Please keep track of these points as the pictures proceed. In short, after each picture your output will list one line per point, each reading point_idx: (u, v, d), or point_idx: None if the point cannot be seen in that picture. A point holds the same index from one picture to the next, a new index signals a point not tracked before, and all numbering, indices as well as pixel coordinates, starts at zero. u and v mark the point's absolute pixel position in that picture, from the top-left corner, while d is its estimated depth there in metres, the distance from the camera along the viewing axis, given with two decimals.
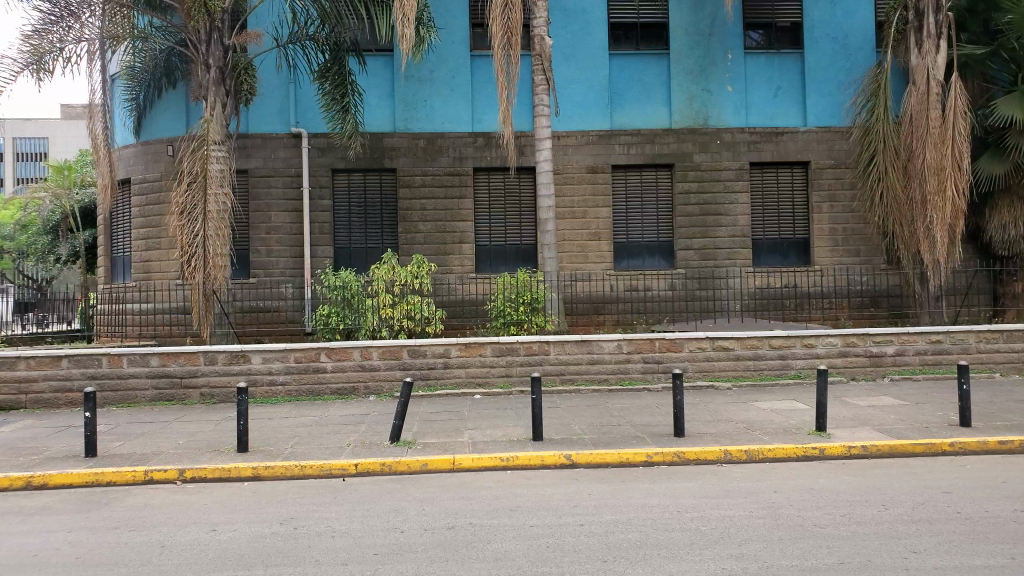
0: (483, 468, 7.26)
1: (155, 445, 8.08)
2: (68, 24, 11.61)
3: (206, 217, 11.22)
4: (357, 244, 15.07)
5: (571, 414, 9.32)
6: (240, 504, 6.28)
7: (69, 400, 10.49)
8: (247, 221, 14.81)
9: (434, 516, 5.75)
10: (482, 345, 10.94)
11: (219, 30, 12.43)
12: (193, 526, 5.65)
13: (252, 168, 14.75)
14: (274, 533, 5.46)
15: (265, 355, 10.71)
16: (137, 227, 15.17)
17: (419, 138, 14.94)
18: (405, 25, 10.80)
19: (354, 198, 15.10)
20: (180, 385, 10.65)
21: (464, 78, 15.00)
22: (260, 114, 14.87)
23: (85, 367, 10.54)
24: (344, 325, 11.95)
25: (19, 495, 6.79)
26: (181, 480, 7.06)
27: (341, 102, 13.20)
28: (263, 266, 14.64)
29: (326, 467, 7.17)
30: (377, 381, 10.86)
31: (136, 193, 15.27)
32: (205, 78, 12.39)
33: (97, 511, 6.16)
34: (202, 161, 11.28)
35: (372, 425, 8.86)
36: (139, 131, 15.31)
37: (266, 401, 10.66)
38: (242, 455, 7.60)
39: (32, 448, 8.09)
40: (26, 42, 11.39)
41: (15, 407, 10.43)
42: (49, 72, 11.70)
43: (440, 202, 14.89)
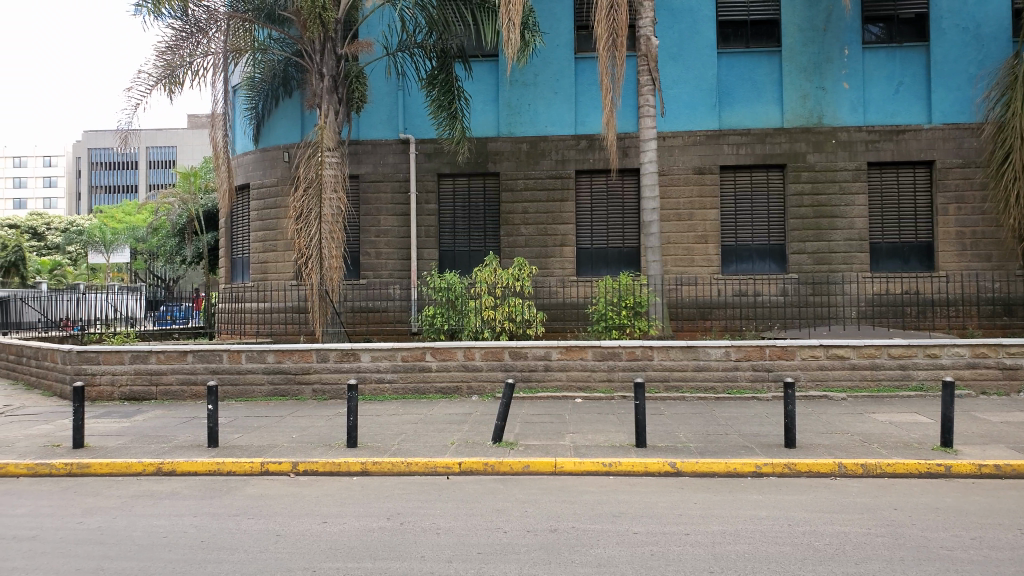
0: (586, 472, 7.22)
1: (271, 438, 8.47)
2: (197, 39, 12.39)
3: (321, 220, 11.68)
4: (461, 247, 15.30)
5: (676, 421, 9.15)
6: (349, 498, 6.50)
7: (194, 392, 11.15)
8: (357, 224, 15.32)
9: (537, 518, 5.76)
10: (583, 348, 10.89)
11: (333, 40, 12.93)
12: (307, 517, 5.89)
13: (363, 173, 15.26)
14: (381, 527, 5.61)
15: (373, 353, 11.05)
16: (256, 230, 15.96)
17: (523, 142, 15.05)
18: (511, 30, 10.89)
19: (459, 202, 15.36)
20: (294, 381, 11.12)
21: (568, 82, 15.01)
22: (371, 121, 15.38)
23: (208, 362, 11.17)
24: (448, 326, 12.16)
25: (151, 480, 7.27)
26: (295, 472, 7.36)
27: (448, 108, 13.48)
28: (372, 268, 15.13)
29: (430, 465, 7.31)
30: (480, 381, 10.99)
31: (255, 198, 16.07)
32: (319, 87, 12.92)
33: (220, 498, 6.51)
34: (317, 166, 11.79)
35: (476, 425, 8.98)
36: (258, 139, 16.12)
37: (374, 398, 10.98)
38: (352, 450, 7.86)
39: (162, 436, 8.66)
40: (160, 58, 12.25)
41: (147, 398, 11.19)
42: (180, 85, 12.54)
43: (543, 206, 14.94)
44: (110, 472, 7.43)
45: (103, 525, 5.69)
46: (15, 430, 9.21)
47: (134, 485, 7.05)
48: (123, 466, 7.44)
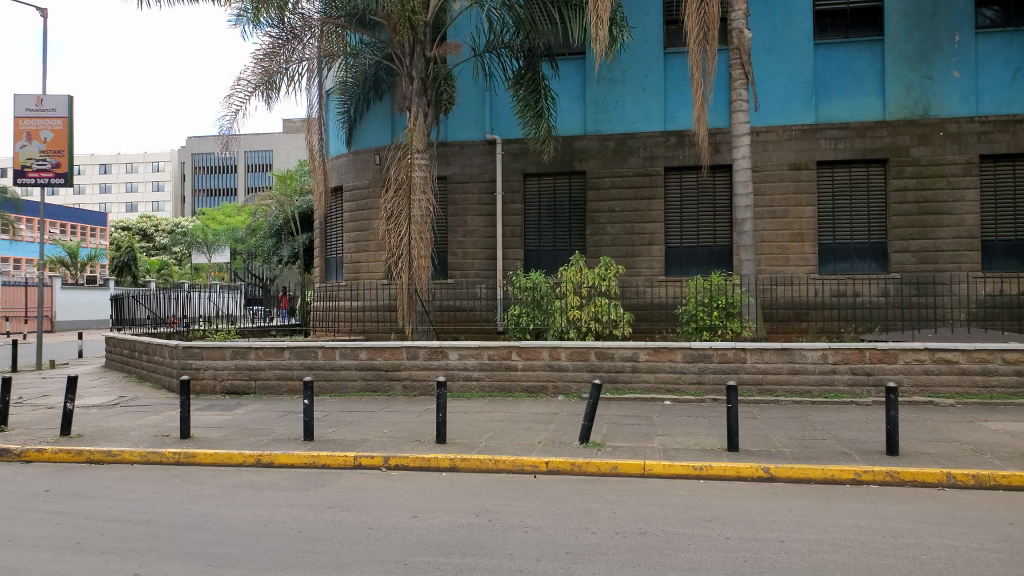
0: (675, 475, 7.10)
1: (363, 433, 8.69)
2: (294, 46, 12.89)
3: (410, 221, 11.90)
4: (547, 247, 15.30)
5: (770, 425, 8.87)
6: (439, 494, 6.59)
7: (290, 387, 11.57)
8: (445, 224, 15.53)
9: (626, 520, 5.70)
10: (672, 349, 10.69)
11: (422, 42, 13.14)
12: (398, 511, 6.00)
13: (450, 174, 15.47)
14: (470, 523, 5.66)
15: (461, 351, 11.20)
16: (349, 230, 16.42)
17: (610, 139, 14.92)
18: (599, 27, 10.82)
19: (545, 202, 15.35)
20: (385, 377, 11.38)
21: (657, 77, 14.80)
22: (459, 122, 15.58)
23: (303, 358, 11.56)
24: (534, 325, 12.20)
25: (251, 470, 7.58)
26: (386, 467, 7.53)
27: (535, 107, 13.54)
28: (459, 267, 15.34)
29: (518, 464, 7.35)
30: (566, 381, 10.95)
31: (347, 200, 16.53)
32: (409, 90, 13.16)
33: (315, 490, 6.73)
34: (406, 168, 12.03)
35: (562, 425, 8.95)
36: (351, 142, 16.56)
37: (461, 396, 11.13)
38: (441, 446, 7.97)
39: (261, 429, 9.01)
40: (259, 65, 12.81)
41: (247, 392, 11.68)
42: (277, 91, 13.06)
43: (630, 204, 14.78)
44: (213, 462, 7.79)
45: (207, 512, 5.96)
46: (129, 420, 9.79)
47: (236, 475, 7.37)
48: (225, 457, 7.79)
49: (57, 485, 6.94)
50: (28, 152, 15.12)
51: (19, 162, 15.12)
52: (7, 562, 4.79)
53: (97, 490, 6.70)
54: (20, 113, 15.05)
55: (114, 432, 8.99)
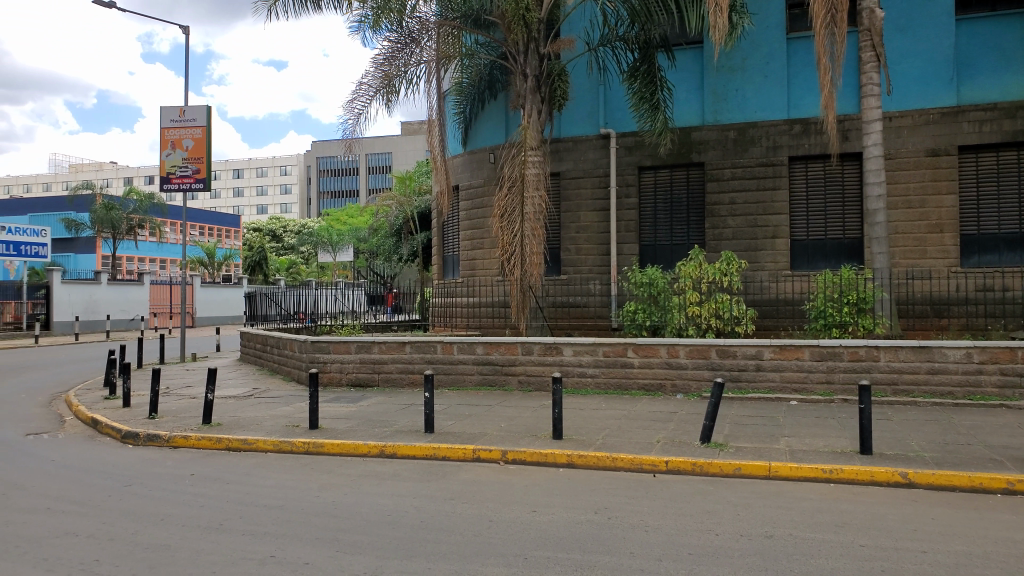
0: (803, 478, 6.80)
1: (481, 427, 8.82)
2: (411, 49, 13.24)
3: (523, 218, 11.94)
4: (663, 241, 14.99)
5: (907, 427, 8.35)
6: (557, 490, 6.59)
7: (411, 380, 11.91)
8: (558, 221, 15.53)
9: (751, 523, 5.50)
10: (799, 348, 10.26)
11: (536, 40, 13.16)
12: (517, 505, 6.04)
13: (564, 170, 15.44)
14: (590, 520, 5.63)
15: (576, 348, 11.16)
16: (464, 229, 16.70)
17: (730, 129, 14.45)
18: (717, 15, 10.49)
19: (661, 196, 15.06)
20: (501, 372, 11.50)
21: (780, 63, 14.23)
22: (573, 117, 15.53)
23: (424, 353, 11.88)
24: (651, 322, 12.02)
25: (375, 460, 7.85)
26: (504, 461, 7.61)
27: (651, 100, 13.34)
28: (573, 264, 15.28)
29: (637, 462, 7.24)
30: (685, 380, 10.70)
31: (464, 199, 16.80)
32: (523, 87, 13.25)
33: (436, 481, 6.89)
34: (521, 165, 12.06)
35: (682, 424, 8.76)
36: (466, 141, 16.82)
37: (576, 392, 11.08)
38: (558, 442, 7.97)
39: (384, 421, 9.32)
40: (379, 69, 13.28)
41: (370, 384, 12.11)
42: (397, 94, 13.48)
43: (752, 196, 14.27)
44: (340, 452, 8.12)
45: (336, 500, 6.22)
46: (263, 410, 10.36)
47: (361, 465, 7.65)
48: (351, 447, 8.09)
49: (201, 469, 7.44)
50: (172, 160, 16.29)
51: (166, 169, 16.32)
52: (160, 539, 5.16)
53: (236, 476, 7.12)
54: (166, 124, 16.19)
55: (250, 421, 9.54)
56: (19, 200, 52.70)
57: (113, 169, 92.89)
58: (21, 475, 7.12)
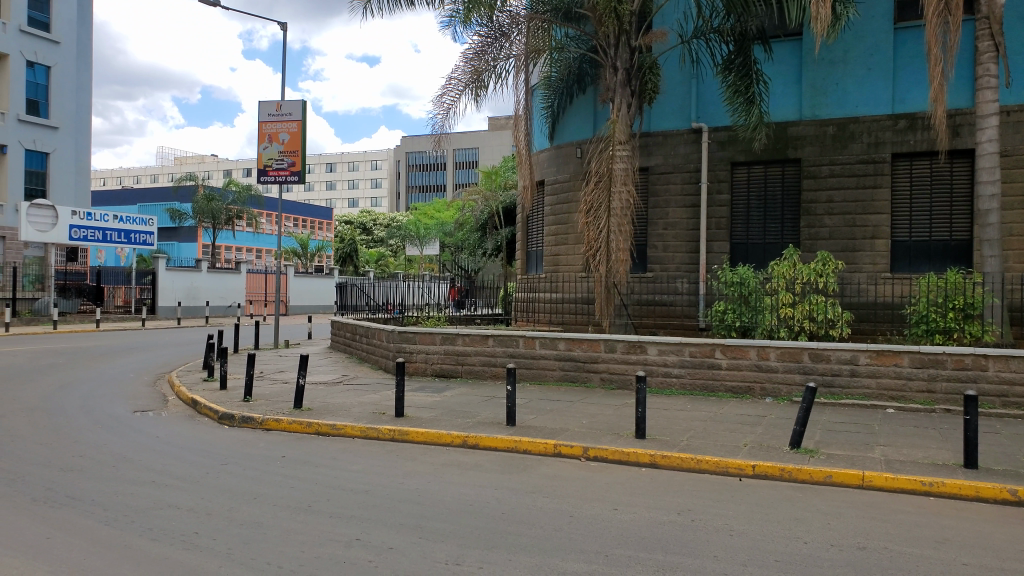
0: (900, 490, 6.48)
1: (563, 422, 8.79)
2: (501, 44, 13.27)
3: (610, 213, 11.82)
4: (755, 240, 14.56)
5: (1016, 442, 7.84)
6: (639, 489, 6.50)
7: (494, 373, 11.98)
8: (645, 218, 15.31)
9: (843, 533, 5.28)
10: (898, 353, 9.80)
11: (628, 33, 12.98)
12: (598, 503, 5.99)
13: (653, 165, 15.20)
14: (672, 521, 5.52)
15: (661, 347, 10.97)
16: (549, 224, 16.68)
17: (829, 125, 13.92)
18: (820, 5, 10.09)
19: (754, 192, 14.63)
20: (583, 369, 11.44)
21: (885, 56, 13.61)
22: (663, 112, 15.26)
23: (506, 346, 11.93)
24: (741, 322, 11.71)
25: (458, 451, 7.93)
26: (585, 457, 7.56)
27: (746, 93, 12.96)
28: (659, 261, 15.05)
29: (723, 465, 7.06)
30: (776, 383, 10.37)
31: (549, 194, 16.78)
32: (613, 81, 13.12)
33: (518, 474, 6.90)
34: (608, 160, 11.90)
35: (771, 428, 8.49)
36: (553, 136, 16.78)
37: (661, 392, 10.90)
38: (641, 441, 7.87)
39: (467, 412, 9.40)
40: (469, 64, 13.33)
41: (454, 376, 12.26)
42: (486, 88, 13.51)
43: (851, 194, 13.70)
44: (424, 441, 8.25)
45: (419, 487, 6.31)
46: (350, 397, 10.63)
47: (444, 454, 7.74)
48: (434, 436, 8.21)
49: (292, 452, 7.70)
50: (269, 153, 16.89)
51: (263, 161, 16.93)
52: (253, 517, 5.36)
53: (324, 459, 7.34)
54: (265, 118, 16.88)
55: (338, 407, 9.81)
56: (129, 190, 55.83)
57: (214, 162, 97.24)
58: (128, 449, 7.54)
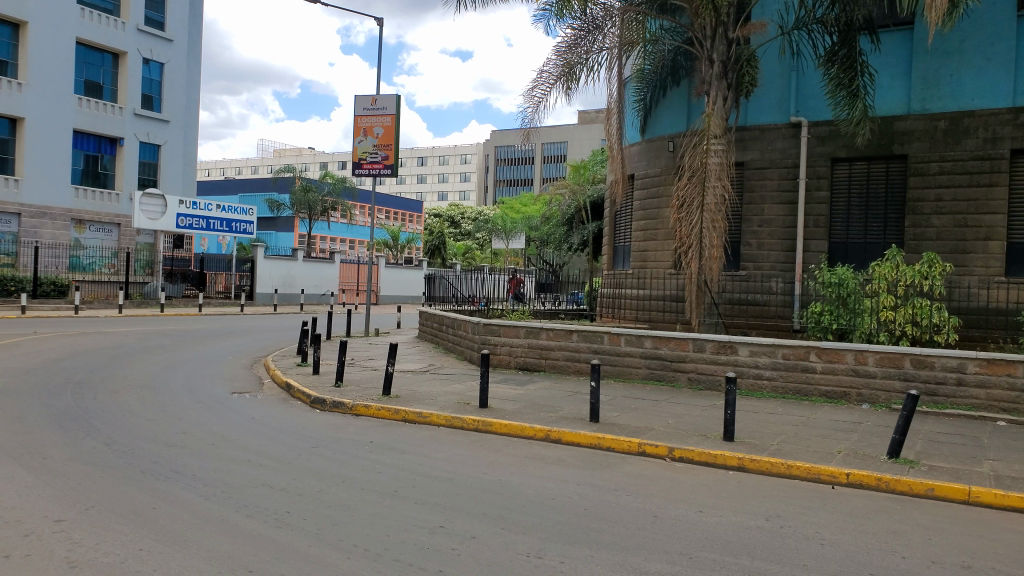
0: (1010, 507, 6.09)
1: (648, 421, 8.67)
2: (594, 36, 13.17)
3: (703, 209, 11.52)
4: (855, 239, 13.95)
5: None
6: (725, 492, 6.34)
7: (577, 368, 11.94)
8: (739, 214, 14.88)
9: (946, 550, 5.00)
10: (1011, 363, 9.22)
11: (725, 24, 12.69)
12: (683, 504, 5.88)
13: (748, 160, 14.76)
14: (760, 526, 5.36)
15: (752, 347, 10.67)
16: (638, 219, 16.41)
17: (940, 119, 13.21)
18: None
19: (856, 190, 14.01)
20: (670, 367, 11.24)
21: (1006, 45, 12.78)
22: (760, 105, 14.79)
23: (590, 342, 11.86)
24: (838, 325, 11.34)
25: (541, 444, 7.94)
26: (670, 458, 7.43)
27: (850, 87, 12.41)
28: (752, 259, 14.61)
29: (815, 472, 6.81)
30: (873, 389, 9.89)
31: (639, 188, 16.50)
32: (708, 74, 12.80)
33: (601, 471, 6.85)
34: (702, 155, 11.59)
35: (867, 436, 8.13)
36: (645, 130, 16.51)
37: (751, 394, 10.61)
38: (729, 443, 7.68)
39: (550, 406, 9.40)
40: (561, 57, 13.30)
41: (537, 369, 12.30)
42: (577, 81, 13.45)
43: (962, 192, 12.97)
44: (508, 433, 8.29)
45: (502, 479, 6.35)
46: (436, 386, 10.81)
47: (527, 447, 7.76)
48: (518, 429, 8.24)
49: (379, 438, 7.88)
50: (364, 146, 17.31)
51: (358, 154, 17.38)
52: (342, 499, 5.52)
53: (410, 446, 7.49)
54: (360, 112, 17.31)
55: (424, 396, 9.98)
56: (232, 181, 58.43)
57: (311, 155, 100.51)
58: (226, 428, 7.90)
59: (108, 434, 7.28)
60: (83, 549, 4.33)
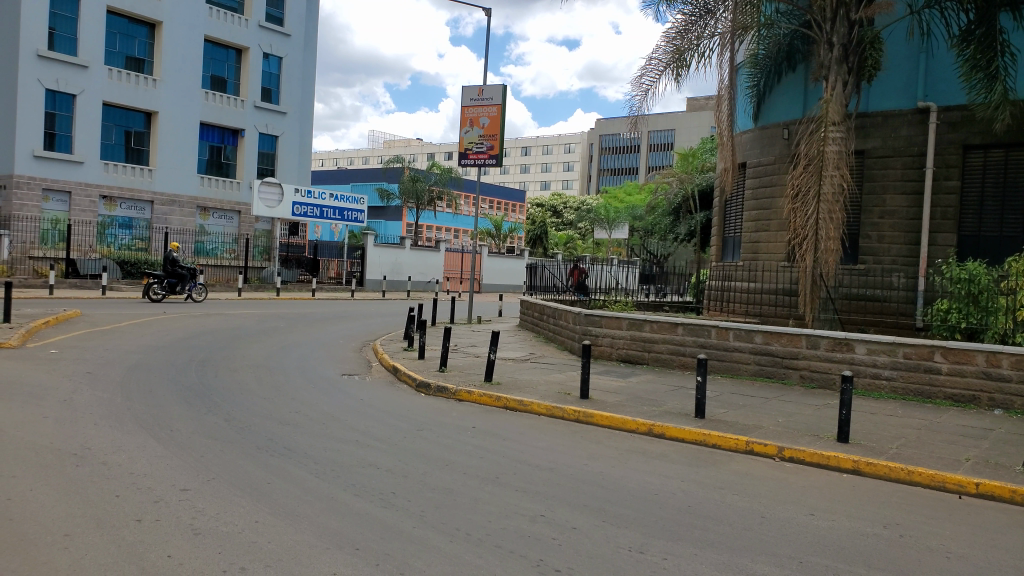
0: None
1: (756, 419, 8.38)
2: (705, 21, 12.80)
3: (819, 200, 10.99)
4: (989, 232, 12.97)
5: None
6: (839, 496, 6.05)
7: (682, 363, 11.68)
8: (859, 204, 14.17)
9: None
10: None
11: (846, 5, 12.05)
12: (793, 506, 5.64)
13: (869, 148, 14.02)
14: (877, 534, 5.08)
15: (870, 345, 10.13)
16: (749, 209, 15.85)
17: None
18: None
19: (991, 178, 13.02)
20: (781, 364, 10.83)
21: None
22: (885, 90, 13.97)
23: (696, 336, 11.58)
24: (967, 324, 10.62)
25: (643, 439, 7.82)
26: (779, 457, 7.16)
27: (987, 69, 11.49)
28: (872, 253, 13.91)
29: (939, 480, 6.40)
30: (1007, 394, 9.18)
31: (751, 176, 15.93)
32: (828, 57, 12.19)
33: (706, 468, 6.67)
34: (819, 143, 11.05)
35: (999, 444, 7.56)
36: (757, 116, 15.89)
37: (868, 394, 10.09)
38: (843, 445, 7.33)
39: (654, 400, 9.25)
40: (670, 44, 13.01)
41: (640, 362, 12.13)
42: (687, 68, 13.11)
43: None
44: (610, 425, 8.20)
45: (604, 471, 6.29)
46: (537, 375, 10.85)
47: (630, 441, 7.65)
48: (620, 422, 8.15)
49: (482, 424, 7.96)
50: (470, 136, 17.51)
51: (464, 145, 17.60)
52: (446, 483, 5.60)
53: (511, 434, 7.53)
54: (467, 103, 17.51)
55: (526, 384, 10.03)
56: (344, 172, 60.60)
57: (419, 146, 102.84)
58: (336, 409, 8.19)
59: (228, 410, 7.70)
60: (206, 517, 4.59)
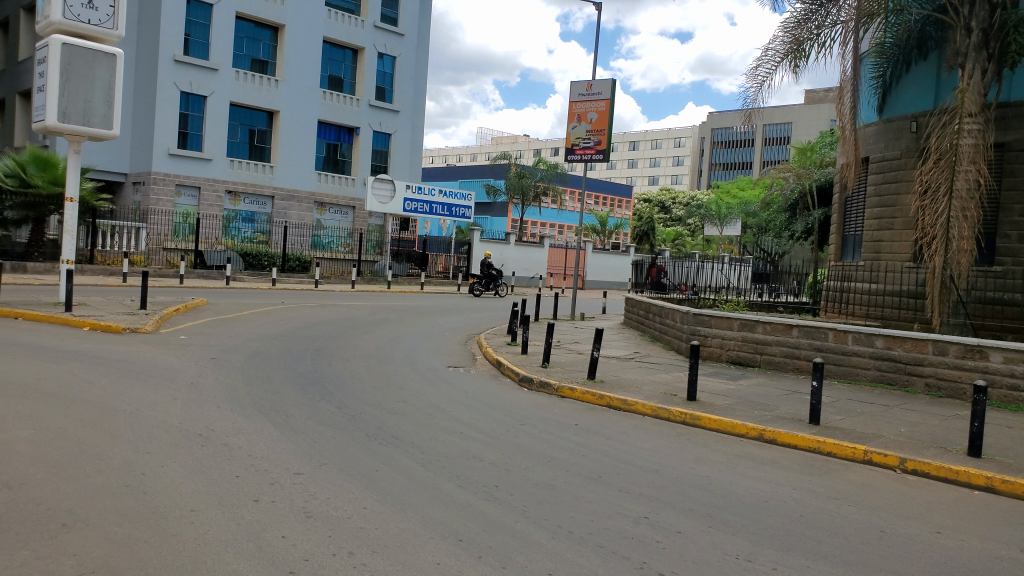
0: None
1: (876, 427, 7.93)
2: (827, 9, 12.21)
3: (951, 196, 10.26)
4: None
5: None
6: (970, 514, 5.61)
7: (797, 366, 11.22)
8: (997, 202, 13.15)
9: None
10: None
11: None
12: (917, 522, 5.29)
13: (1010, 141, 12.99)
14: (1013, 557, 4.69)
15: (1007, 354, 9.36)
16: (872, 207, 15.03)
17: None
18: None
19: None
20: (905, 371, 10.20)
21: None
22: None
23: (813, 339, 11.09)
24: None
25: (753, 444, 7.54)
26: (901, 469, 6.74)
27: None
28: (1011, 254, 12.86)
29: None
30: None
31: (874, 171, 15.10)
32: (965, 44, 11.37)
33: (820, 477, 6.36)
34: (953, 135, 10.32)
35: None
36: (883, 109, 15.03)
37: (1003, 407, 9.34)
38: (974, 460, 6.81)
39: (765, 404, 8.92)
40: (788, 34, 12.49)
41: (751, 364, 11.73)
42: (805, 58, 12.57)
43: None
44: (718, 429, 7.96)
45: (711, 475, 6.10)
46: (642, 374, 10.67)
47: (739, 445, 7.41)
48: (729, 425, 7.90)
49: (585, 422, 7.90)
50: (578, 132, 17.43)
51: (571, 140, 17.56)
52: (548, 479, 5.58)
53: (615, 433, 7.44)
54: (575, 98, 17.43)
55: (631, 383, 9.89)
56: (453, 168, 61.72)
57: (526, 142, 103.34)
58: (441, 400, 8.34)
59: (340, 398, 7.98)
60: (317, 501, 4.76)
